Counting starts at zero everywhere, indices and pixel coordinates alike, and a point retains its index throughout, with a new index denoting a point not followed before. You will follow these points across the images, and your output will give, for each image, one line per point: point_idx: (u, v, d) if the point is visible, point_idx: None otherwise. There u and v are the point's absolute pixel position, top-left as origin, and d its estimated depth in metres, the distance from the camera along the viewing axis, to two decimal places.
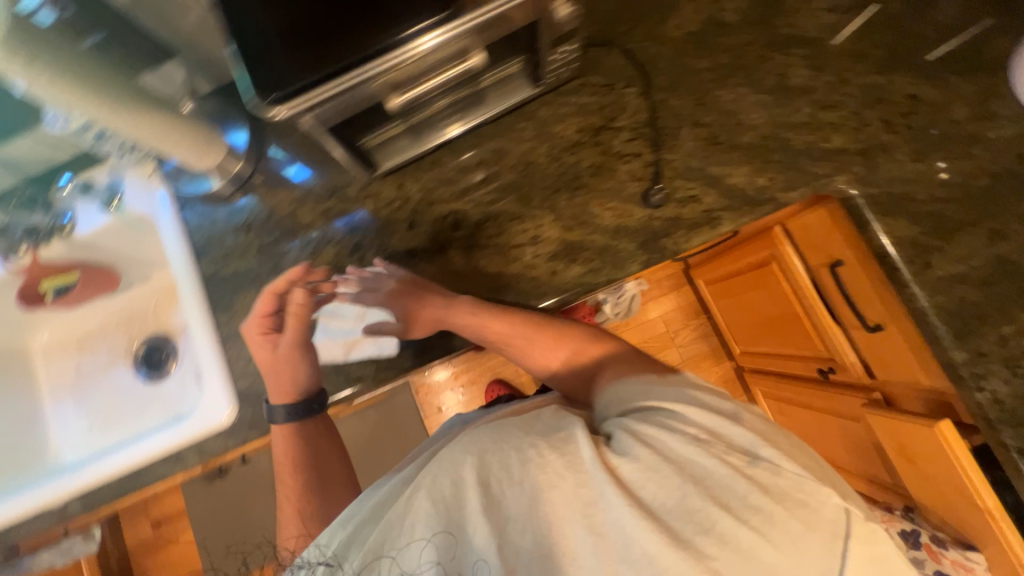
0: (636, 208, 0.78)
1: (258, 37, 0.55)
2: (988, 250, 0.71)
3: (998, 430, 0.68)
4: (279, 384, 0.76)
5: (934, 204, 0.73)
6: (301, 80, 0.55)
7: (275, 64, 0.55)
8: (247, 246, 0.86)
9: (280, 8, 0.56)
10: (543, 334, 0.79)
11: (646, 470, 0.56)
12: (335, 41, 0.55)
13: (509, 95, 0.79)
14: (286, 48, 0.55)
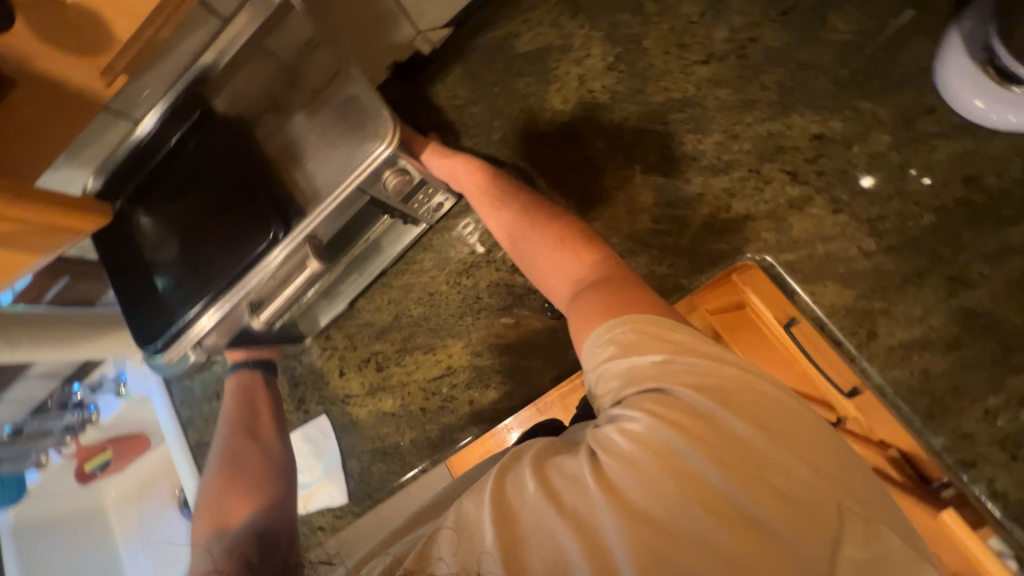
0: (538, 320, 0.77)
1: (140, 292, 0.64)
2: (949, 305, 0.58)
3: (1012, 530, 0.54)
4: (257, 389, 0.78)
5: (868, 260, 0.62)
6: (173, 325, 0.62)
7: (155, 315, 0.63)
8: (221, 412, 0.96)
9: (156, 259, 0.65)
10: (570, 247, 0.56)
11: (639, 432, 0.38)
12: (196, 283, 0.62)
13: (400, 239, 0.82)
14: (155, 306, 0.63)
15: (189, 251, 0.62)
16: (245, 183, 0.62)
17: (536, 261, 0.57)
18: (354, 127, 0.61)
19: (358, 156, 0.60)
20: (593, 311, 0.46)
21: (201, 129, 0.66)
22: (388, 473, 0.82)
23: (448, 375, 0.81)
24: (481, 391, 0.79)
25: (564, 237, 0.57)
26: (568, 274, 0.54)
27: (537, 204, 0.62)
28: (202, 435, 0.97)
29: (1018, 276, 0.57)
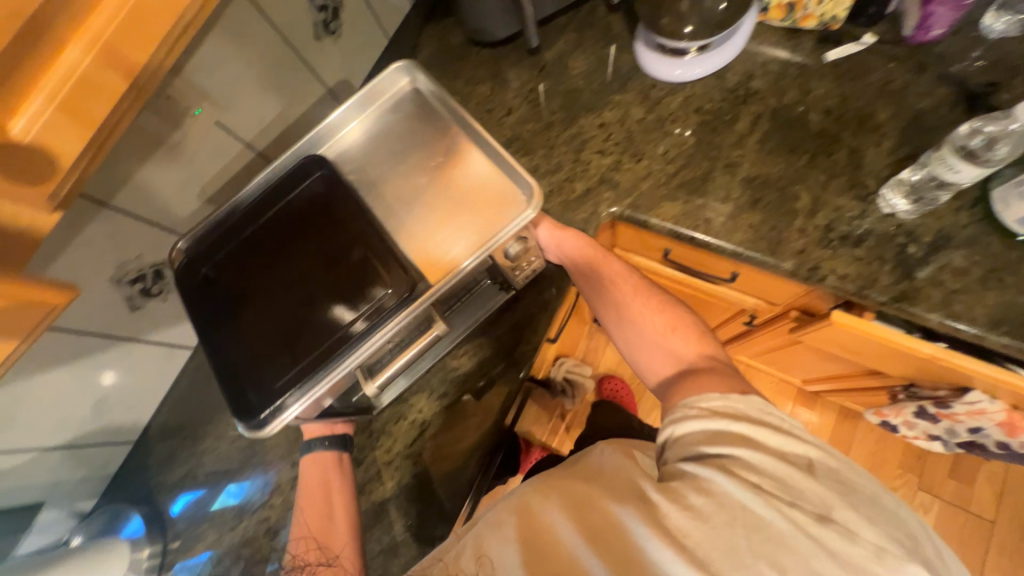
0: (482, 338, 0.85)
1: (240, 347, 0.65)
2: (736, 181, 0.81)
3: (869, 295, 0.71)
4: (324, 478, 0.73)
5: (675, 179, 0.84)
6: (283, 386, 0.61)
7: (261, 375, 0.63)
8: None
9: (256, 316, 0.66)
10: (674, 319, 0.73)
11: (712, 481, 0.49)
12: (298, 340, 0.63)
13: (476, 310, 0.79)
14: (265, 347, 0.64)
15: (296, 302, 0.65)
16: (371, 245, 0.66)
17: (644, 332, 0.73)
18: (479, 192, 0.72)
19: (489, 224, 0.70)
20: (710, 386, 0.61)
21: (318, 170, 0.73)
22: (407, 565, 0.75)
23: (427, 430, 0.82)
24: (461, 426, 0.81)
25: (675, 325, 0.73)
26: (675, 356, 0.70)
27: (634, 290, 0.77)
28: None
29: (760, 148, 0.83)
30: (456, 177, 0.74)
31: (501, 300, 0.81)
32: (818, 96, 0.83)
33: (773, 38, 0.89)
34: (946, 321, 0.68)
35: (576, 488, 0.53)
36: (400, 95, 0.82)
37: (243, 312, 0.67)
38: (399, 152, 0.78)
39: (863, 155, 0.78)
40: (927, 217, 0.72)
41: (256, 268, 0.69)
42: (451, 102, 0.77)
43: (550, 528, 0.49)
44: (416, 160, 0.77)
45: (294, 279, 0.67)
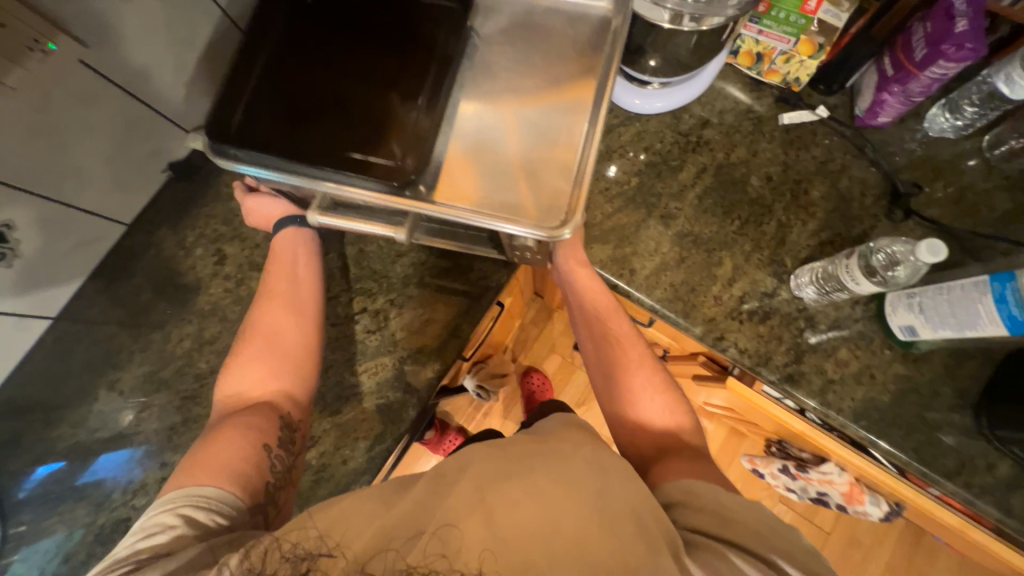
0: (386, 357, 0.80)
1: (264, 83, 0.64)
2: (668, 233, 0.80)
3: (760, 372, 0.75)
4: (298, 254, 0.76)
5: (611, 219, 0.81)
6: (261, 148, 0.61)
7: (258, 110, 0.63)
8: None
9: (290, 64, 0.64)
10: (668, 395, 0.70)
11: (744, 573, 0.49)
12: (298, 123, 0.63)
13: (476, 245, 0.77)
14: (274, 104, 0.63)
15: (328, 106, 0.64)
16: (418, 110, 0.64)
17: (636, 401, 0.69)
18: (536, 166, 0.65)
19: (517, 197, 0.64)
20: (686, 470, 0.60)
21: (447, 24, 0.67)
22: None
23: (314, 445, 0.78)
24: (352, 447, 0.78)
25: (671, 407, 0.69)
26: (657, 435, 0.67)
27: (637, 358, 0.72)
28: None
29: (697, 204, 0.81)
30: (537, 125, 0.66)
31: (490, 253, 0.78)
32: (763, 159, 0.82)
33: (735, 84, 0.85)
34: (817, 407, 0.73)
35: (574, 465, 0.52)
36: (589, 10, 0.70)
37: (285, 61, 0.64)
38: (536, 45, 0.70)
39: (789, 230, 0.79)
40: (827, 306, 0.75)
41: (393, 64, 0.66)
42: (614, 50, 0.67)
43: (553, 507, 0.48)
44: (512, 81, 0.68)
45: (339, 69, 0.65)
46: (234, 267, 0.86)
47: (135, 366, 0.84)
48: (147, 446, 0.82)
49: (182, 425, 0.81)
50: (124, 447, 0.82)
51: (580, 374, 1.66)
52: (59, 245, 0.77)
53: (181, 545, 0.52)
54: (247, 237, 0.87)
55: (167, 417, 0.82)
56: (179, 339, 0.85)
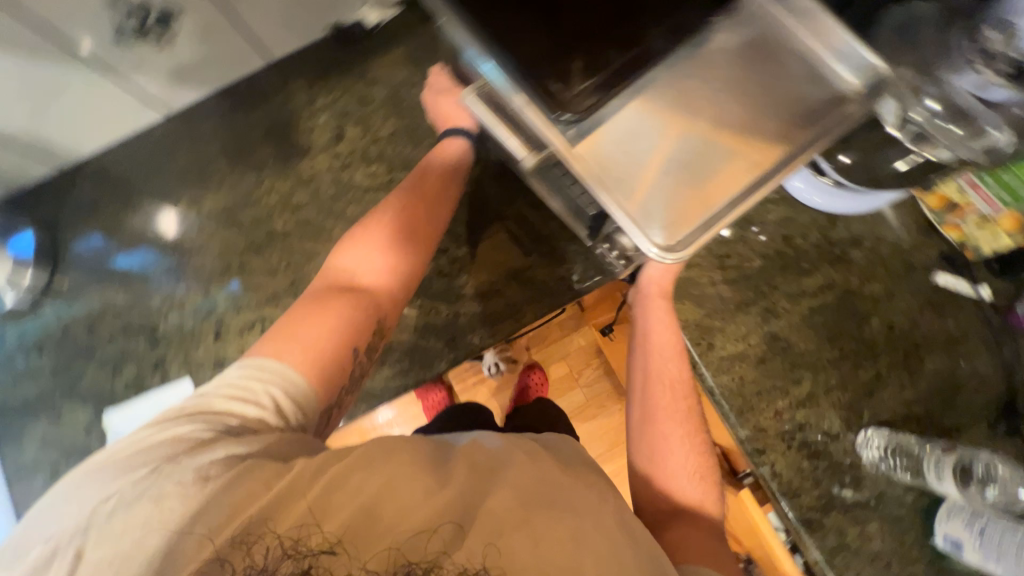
0: (443, 304, 0.79)
1: None
2: (763, 328, 0.76)
3: (781, 502, 0.72)
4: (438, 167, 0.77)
5: (715, 286, 0.77)
6: None
7: None
8: (42, 366, 0.80)
9: None
10: (703, 464, 0.66)
11: None
12: None
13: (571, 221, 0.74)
14: None
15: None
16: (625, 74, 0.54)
17: (668, 458, 0.65)
18: (708, 176, 0.56)
19: (639, 196, 0.55)
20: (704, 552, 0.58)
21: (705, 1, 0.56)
22: None
23: None
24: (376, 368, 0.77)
25: (704, 475, 0.65)
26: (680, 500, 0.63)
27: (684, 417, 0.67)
28: (7, 391, 0.79)
29: (808, 316, 0.76)
30: (702, 152, 0.57)
31: (581, 233, 0.74)
32: (896, 305, 0.76)
33: (906, 219, 0.78)
34: (820, 561, 0.70)
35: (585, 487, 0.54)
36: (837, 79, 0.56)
37: None
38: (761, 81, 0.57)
39: (883, 386, 0.74)
40: (881, 477, 0.71)
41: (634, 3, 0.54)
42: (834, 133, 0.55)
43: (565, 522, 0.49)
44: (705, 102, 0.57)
45: None
46: (346, 149, 0.85)
47: (218, 194, 0.85)
48: (196, 272, 0.82)
49: (234, 269, 0.82)
50: (176, 262, 0.83)
51: (576, 394, 1.65)
52: (212, 51, 0.78)
53: (259, 430, 0.51)
54: (371, 127, 0.85)
55: (226, 255, 0.82)
56: (268, 190, 0.84)
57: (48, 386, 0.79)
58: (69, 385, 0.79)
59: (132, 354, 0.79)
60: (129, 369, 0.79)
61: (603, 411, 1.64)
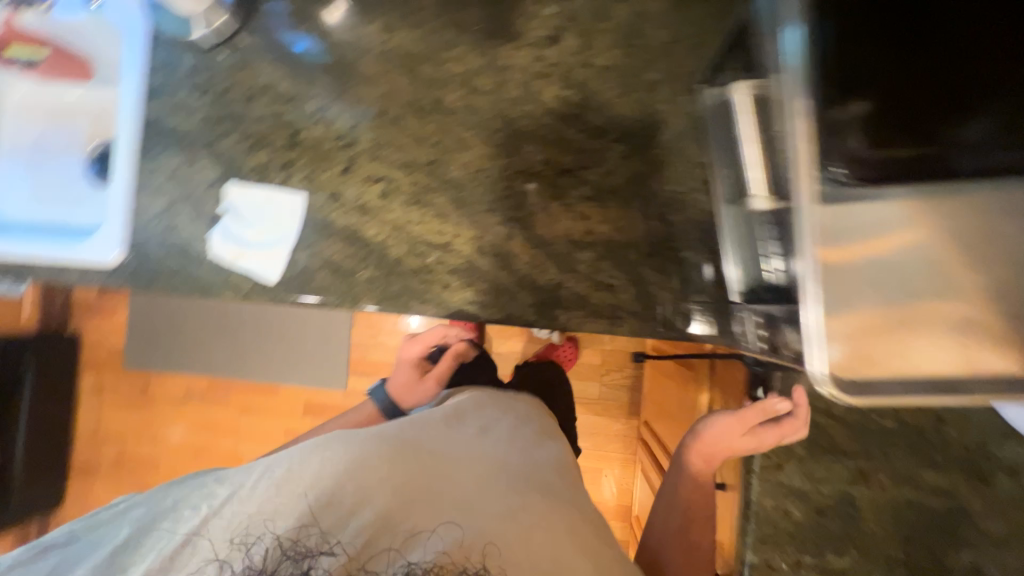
0: (553, 266, 0.73)
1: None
2: (844, 485, 0.67)
3: None
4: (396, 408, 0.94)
5: (825, 417, 0.68)
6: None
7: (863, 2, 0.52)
8: (196, 108, 0.83)
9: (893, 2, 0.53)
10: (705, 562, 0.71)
11: None
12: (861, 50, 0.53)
13: (732, 259, 0.66)
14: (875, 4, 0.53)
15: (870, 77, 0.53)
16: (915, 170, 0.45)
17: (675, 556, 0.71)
18: (904, 340, 0.43)
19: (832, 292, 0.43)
20: None
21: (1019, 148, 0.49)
22: (324, 290, 0.78)
23: (442, 250, 0.76)
24: (459, 286, 0.75)
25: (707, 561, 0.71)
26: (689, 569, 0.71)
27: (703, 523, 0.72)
28: (162, 116, 0.84)
29: (898, 505, 0.66)
30: (926, 275, 0.44)
31: (732, 274, 0.66)
32: (1002, 555, 0.65)
33: None
34: None
35: (510, 466, 0.75)
36: None
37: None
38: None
39: None
40: None
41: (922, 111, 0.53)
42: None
43: (481, 489, 0.69)
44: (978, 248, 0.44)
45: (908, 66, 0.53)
46: (552, 58, 0.75)
47: (410, 34, 0.78)
48: (353, 100, 0.79)
49: (387, 117, 0.78)
50: (340, 79, 0.80)
51: (592, 387, 1.62)
52: None
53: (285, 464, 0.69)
54: (589, 48, 0.74)
55: (386, 99, 0.78)
56: (456, 58, 0.77)
57: (194, 131, 0.83)
58: (209, 139, 0.82)
59: (269, 142, 0.81)
60: (261, 155, 0.81)
61: (605, 415, 1.63)
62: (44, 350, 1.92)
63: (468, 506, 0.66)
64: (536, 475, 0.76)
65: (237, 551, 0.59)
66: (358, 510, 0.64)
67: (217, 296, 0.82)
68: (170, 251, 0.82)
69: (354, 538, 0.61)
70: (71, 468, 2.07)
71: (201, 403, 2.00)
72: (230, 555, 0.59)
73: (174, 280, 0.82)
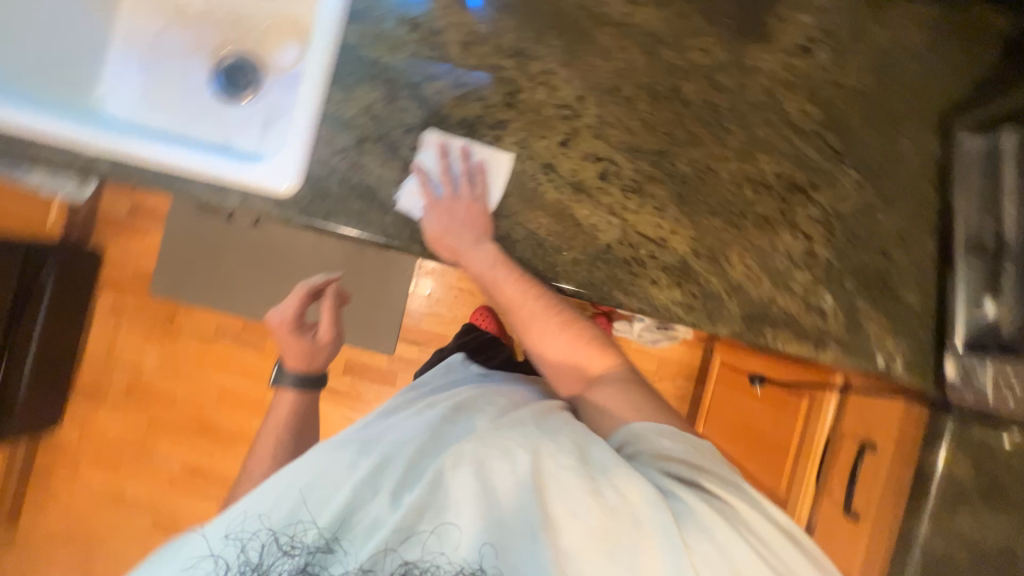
0: (768, 281, 0.73)
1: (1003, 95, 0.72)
2: (1008, 534, 0.71)
3: None
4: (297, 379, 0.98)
5: (1003, 470, 0.71)
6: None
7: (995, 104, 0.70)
8: (404, 42, 0.76)
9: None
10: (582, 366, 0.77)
11: None
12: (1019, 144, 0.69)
13: (968, 315, 0.66)
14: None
15: None
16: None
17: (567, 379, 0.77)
18: None
19: None
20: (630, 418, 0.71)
21: None
22: (523, 264, 0.74)
23: (656, 245, 0.73)
24: (668, 284, 0.73)
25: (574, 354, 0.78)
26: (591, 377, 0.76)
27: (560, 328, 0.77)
28: (363, 43, 0.76)
29: None
30: None
31: (961, 328, 0.67)
32: None
33: None
34: None
35: (468, 441, 0.62)
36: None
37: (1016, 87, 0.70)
38: None
39: None
40: None
41: None
42: None
43: (448, 483, 0.59)
44: None
45: None
46: (802, 70, 0.73)
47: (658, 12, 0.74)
48: (584, 70, 0.74)
49: (619, 95, 0.74)
50: (574, 44, 0.74)
51: None
52: None
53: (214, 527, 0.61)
54: (841, 67, 0.73)
55: (621, 75, 0.74)
56: (702, 48, 0.74)
57: (399, 67, 0.76)
58: (415, 79, 0.76)
59: (483, 96, 0.75)
60: (473, 108, 0.75)
61: None
62: (64, 261, 1.74)
63: (444, 503, 0.58)
64: (501, 433, 0.63)
65: (234, 548, 0.57)
66: (350, 508, 0.58)
67: (398, 250, 0.77)
68: (356, 193, 0.76)
69: (331, 520, 0.57)
70: (73, 391, 1.92)
71: (230, 343, 1.89)
72: (229, 553, 0.57)
73: (355, 225, 0.75)
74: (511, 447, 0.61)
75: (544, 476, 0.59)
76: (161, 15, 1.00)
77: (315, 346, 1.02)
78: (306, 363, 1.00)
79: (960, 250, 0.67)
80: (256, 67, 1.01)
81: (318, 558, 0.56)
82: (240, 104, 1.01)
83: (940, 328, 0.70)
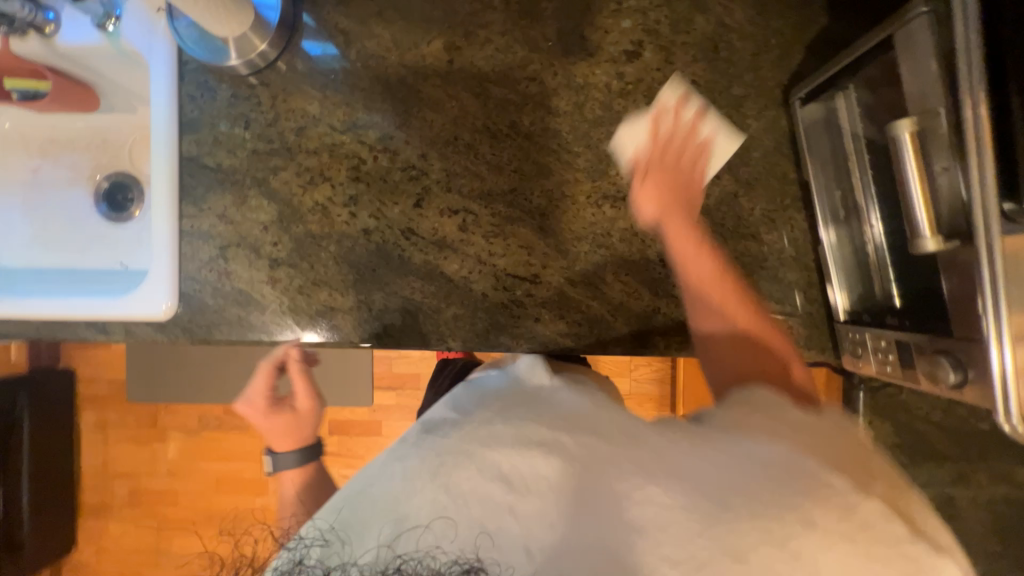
0: (647, 292, 0.72)
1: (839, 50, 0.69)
2: (943, 487, 0.70)
3: None
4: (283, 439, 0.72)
5: (924, 424, 0.70)
6: (837, 72, 0.61)
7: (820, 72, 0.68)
8: (241, 142, 0.76)
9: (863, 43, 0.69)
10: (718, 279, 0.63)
11: None
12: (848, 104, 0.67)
13: (839, 283, 0.66)
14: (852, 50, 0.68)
15: None
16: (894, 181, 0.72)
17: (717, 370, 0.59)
18: None
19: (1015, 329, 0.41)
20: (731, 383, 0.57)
21: None
22: (406, 332, 0.74)
23: (530, 282, 0.72)
24: (551, 318, 0.72)
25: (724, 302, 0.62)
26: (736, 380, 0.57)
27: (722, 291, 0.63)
28: (202, 152, 0.76)
29: (994, 501, 0.69)
30: None
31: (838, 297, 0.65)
32: None
33: None
34: None
35: (432, 457, 0.45)
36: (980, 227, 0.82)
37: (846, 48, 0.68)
38: None
39: None
40: None
41: None
42: None
43: (427, 487, 0.42)
44: None
45: None
46: (632, 76, 0.72)
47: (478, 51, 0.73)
48: (419, 127, 0.74)
49: (459, 144, 0.73)
50: (404, 104, 0.74)
51: None
52: None
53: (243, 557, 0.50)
54: (670, 63, 0.71)
55: (457, 124, 0.73)
56: (530, 77, 0.72)
57: (242, 167, 0.76)
58: (261, 175, 0.75)
59: (330, 176, 0.74)
60: (323, 191, 0.74)
61: None
62: None
63: (411, 506, 0.41)
64: (458, 436, 0.47)
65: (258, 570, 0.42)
66: (335, 523, 0.43)
67: (285, 343, 0.77)
68: (231, 300, 0.76)
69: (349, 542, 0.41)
70: None
71: None
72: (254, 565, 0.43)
73: (238, 332, 0.76)
74: (474, 447, 0.44)
75: (511, 464, 0.43)
76: (31, 154, 0.97)
77: (297, 420, 0.74)
78: (293, 441, 0.72)
79: (822, 219, 0.66)
80: (136, 182, 1.01)
81: (319, 556, 0.41)
82: (131, 221, 0.98)
83: (827, 301, 0.69)
